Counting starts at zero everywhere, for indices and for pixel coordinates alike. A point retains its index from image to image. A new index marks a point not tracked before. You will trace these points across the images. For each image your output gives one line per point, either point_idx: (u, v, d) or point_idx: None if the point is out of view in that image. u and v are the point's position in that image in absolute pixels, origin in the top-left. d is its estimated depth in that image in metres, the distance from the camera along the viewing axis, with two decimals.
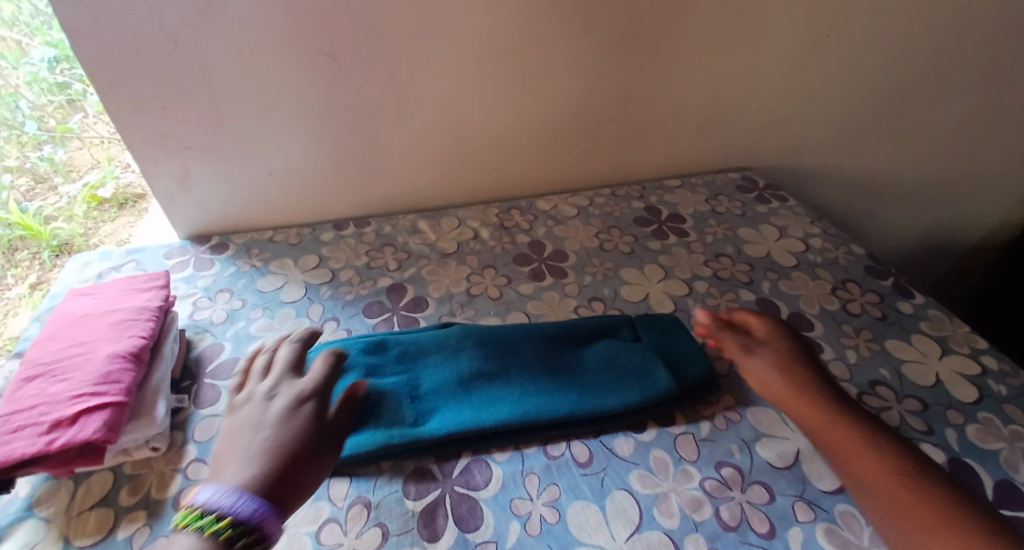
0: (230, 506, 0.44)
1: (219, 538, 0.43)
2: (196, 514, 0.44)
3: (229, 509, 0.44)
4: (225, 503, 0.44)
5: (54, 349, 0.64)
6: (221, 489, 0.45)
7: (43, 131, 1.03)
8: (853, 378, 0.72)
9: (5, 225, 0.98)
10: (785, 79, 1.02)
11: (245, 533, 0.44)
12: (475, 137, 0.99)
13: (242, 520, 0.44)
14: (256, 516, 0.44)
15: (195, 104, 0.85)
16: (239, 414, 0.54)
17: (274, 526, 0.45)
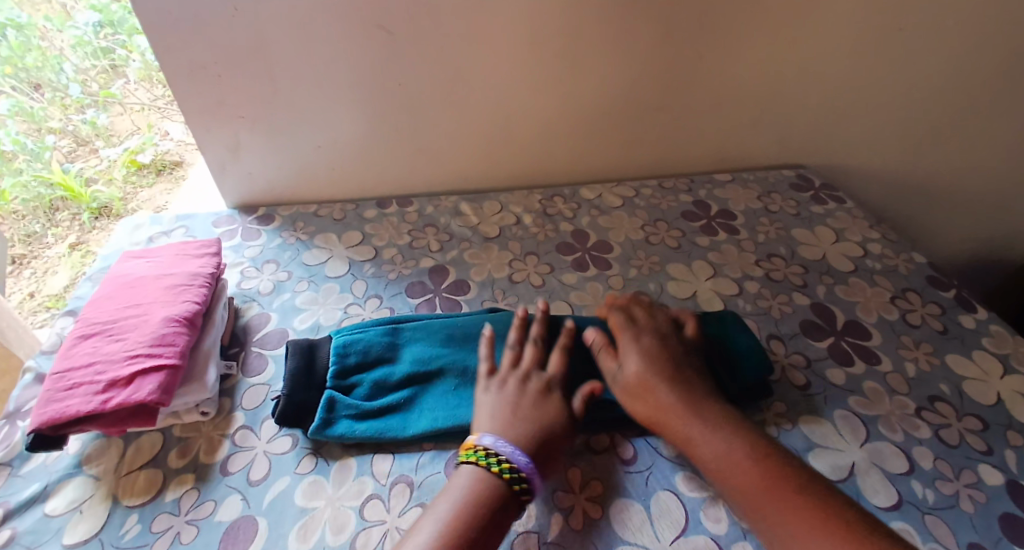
0: (510, 453, 0.53)
1: (503, 476, 0.51)
2: (480, 456, 0.53)
3: (511, 455, 0.53)
4: (507, 450, 0.53)
5: (110, 310, 0.65)
6: (511, 442, 0.54)
7: (87, 95, 1.07)
8: (911, 392, 0.69)
9: (48, 185, 1.02)
10: (853, 74, 0.97)
11: (523, 478, 0.52)
12: (523, 121, 0.97)
13: (520, 468, 0.52)
14: (530, 467, 0.52)
15: (249, 73, 0.85)
16: (485, 400, 0.60)
17: (537, 477, 0.53)
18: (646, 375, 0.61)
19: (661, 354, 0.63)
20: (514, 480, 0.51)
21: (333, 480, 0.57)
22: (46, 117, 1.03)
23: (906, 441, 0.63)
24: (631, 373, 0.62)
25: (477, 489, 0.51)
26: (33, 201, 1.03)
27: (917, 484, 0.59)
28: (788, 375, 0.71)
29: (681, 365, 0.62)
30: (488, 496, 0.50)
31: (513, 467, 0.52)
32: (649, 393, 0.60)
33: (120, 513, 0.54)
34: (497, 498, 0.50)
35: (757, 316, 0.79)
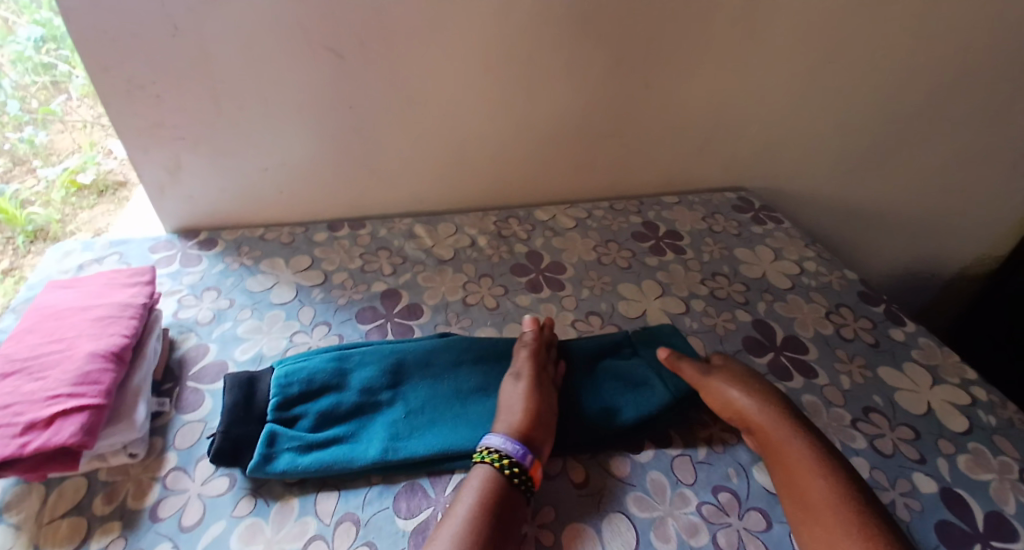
0: (506, 446, 0.58)
1: (501, 469, 0.56)
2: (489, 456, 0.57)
3: (506, 449, 0.57)
4: (507, 447, 0.57)
5: (30, 345, 0.60)
6: (500, 435, 0.59)
7: (24, 112, 0.99)
8: (847, 404, 0.72)
9: None
10: (787, 100, 1.03)
11: (518, 470, 0.56)
12: (476, 143, 0.98)
13: (515, 458, 0.57)
14: (526, 457, 0.57)
15: (192, 93, 0.82)
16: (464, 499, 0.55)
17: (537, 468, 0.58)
18: (744, 403, 0.64)
19: (745, 384, 0.66)
20: (513, 470, 0.56)
21: (273, 522, 0.54)
22: None
23: (845, 454, 0.66)
24: (736, 400, 0.65)
25: (483, 485, 0.55)
26: None
27: None
28: None
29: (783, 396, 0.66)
30: (495, 492, 0.54)
31: (509, 459, 0.56)
32: (759, 418, 0.63)
33: None
34: (502, 492, 0.54)
35: (703, 334, 0.81)
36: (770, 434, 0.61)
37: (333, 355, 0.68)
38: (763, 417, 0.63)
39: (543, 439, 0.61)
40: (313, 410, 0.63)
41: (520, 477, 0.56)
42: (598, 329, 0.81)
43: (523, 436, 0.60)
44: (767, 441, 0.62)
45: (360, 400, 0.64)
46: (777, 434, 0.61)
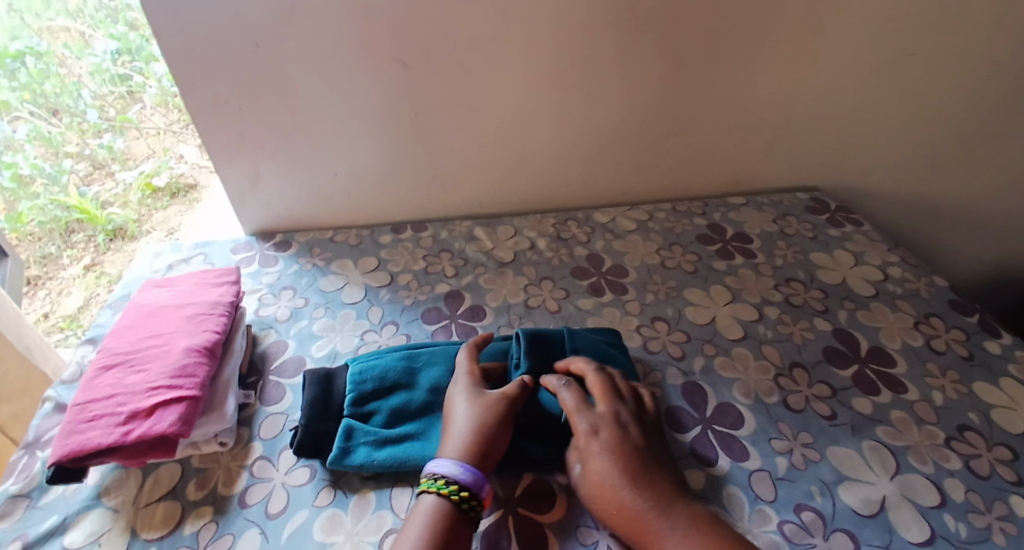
0: (456, 473, 0.53)
1: (452, 498, 0.52)
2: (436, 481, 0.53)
3: (457, 476, 0.53)
4: (451, 471, 0.53)
5: (131, 340, 0.65)
6: (451, 461, 0.54)
7: (103, 120, 1.09)
8: (940, 422, 0.67)
9: (64, 208, 1.05)
10: (865, 96, 0.97)
11: (471, 498, 0.52)
12: (538, 146, 0.98)
13: (465, 485, 0.53)
14: (478, 482, 0.53)
15: (269, 104, 0.86)
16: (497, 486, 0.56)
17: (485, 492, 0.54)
18: (609, 474, 0.55)
19: (619, 444, 0.57)
20: (464, 497, 0.52)
21: (352, 514, 0.56)
22: (63, 142, 1.05)
23: (936, 473, 0.62)
24: (594, 471, 0.56)
25: (429, 519, 0.51)
26: (50, 223, 1.05)
27: (950, 518, 0.58)
28: (810, 404, 0.70)
29: (645, 457, 0.57)
30: (441, 522, 0.51)
31: (455, 485, 0.52)
32: (612, 492, 0.54)
33: (138, 547, 0.54)
34: (450, 522, 0.51)
35: (778, 343, 0.78)
36: (631, 518, 0.52)
37: (404, 353, 0.70)
38: (638, 493, 0.54)
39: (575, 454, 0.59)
40: (386, 406, 0.64)
41: (473, 504, 0.52)
42: (666, 334, 0.80)
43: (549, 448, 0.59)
44: (635, 531, 0.52)
45: (431, 397, 0.65)
46: (641, 518, 0.52)
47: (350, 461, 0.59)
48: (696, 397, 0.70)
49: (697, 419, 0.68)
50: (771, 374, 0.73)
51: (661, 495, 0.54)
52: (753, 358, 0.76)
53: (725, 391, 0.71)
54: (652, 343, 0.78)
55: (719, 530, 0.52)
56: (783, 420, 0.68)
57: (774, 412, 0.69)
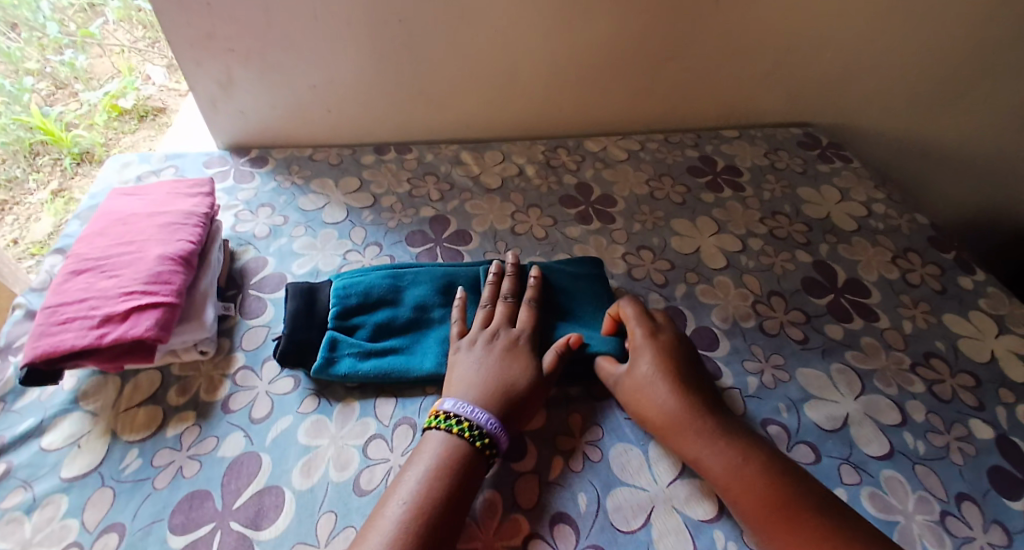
0: (481, 420, 0.52)
1: (473, 442, 0.51)
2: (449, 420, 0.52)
3: (483, 422, 0.52)
4: (467, 412, 0.52)
5: (101, 247, 0.62)
6: (480, 410, 0.53)
7: (64, 35, 1.13)
8: (908, 348, 0.70)
9: (26, 128, 1.05)
10: (872, 24, 0.93)
11: (490, 446, 0.51)
12: (529, 64, 0.93)
13: (480, 425, 0.52)
14: (500, 434, 0.52)
15: (241, 1, 0.80)
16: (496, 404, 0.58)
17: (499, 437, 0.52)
18: (652, 376, 0.58)
19: (669, 354, 0.60)
20: (484, 443, 0.51)
21: (335, 420, 0.57)
22: (23, 57, 1.08)
23: (900, 396, 0.65)
24: (634, 372, 0.59)
25: (446, 456, 0.50)
26: (11, 144, 1.05)
27: (909, 436, 0.61)
28: (786, 329, 0.71)
29: (687, 367, 0.60)
30: (450, 462, 0.49)
31: (472, 427, 0.52)
32: (648, 392, 0.57)
33: (120, 448, 0.54)
34: (467, 463, 0.50)
35: (759, 272, 0.79)
36: (669, 422, 0.55)
37: (390, 272, 0.69)
38: (674, 400, 0.56)
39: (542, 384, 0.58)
40: (372, 320, 0.64)
41: (489, 451, 0.51)
42: (651, 262, 0.80)
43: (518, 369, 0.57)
44: (671, 434, 0.55)
45: (412, 315, 0.65)
46: (678, 416, 0.55)
47: (338, 370, 0.59)
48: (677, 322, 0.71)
49: None
50: (750, 301, 0.74)
51: (696, 405, 0.56)
52: (733, 286, 0.77)
53: (705, 316, 0.73)
54: (636, 270, 0.78)
55: (738, 439, 0.53)
56: (758, 343, 0.69)
57: (750, 335, 0.70)
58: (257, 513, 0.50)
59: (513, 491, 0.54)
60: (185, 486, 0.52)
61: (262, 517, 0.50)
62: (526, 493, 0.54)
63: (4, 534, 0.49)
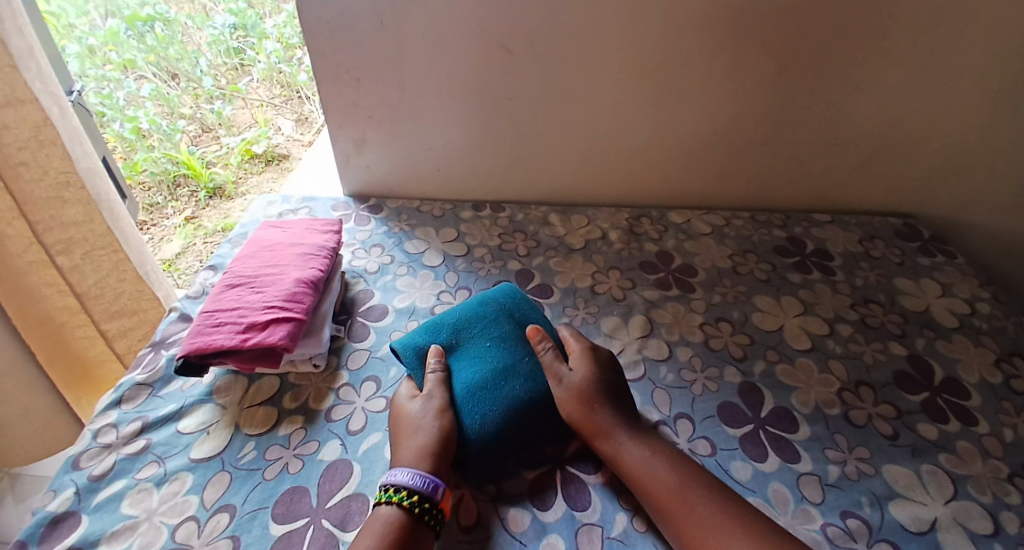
0: (406, 480, 0.54)
1: (403, 505, 0.52)
2: (390, 493, 0.54)
3: (409, 482, 0.54)
4: (403, 481, 0.54)
5: (251, 266, 0.75)
6: (404, 469, 0.55)
7: (216, 88, 1.65)
8: (1008, 457, 0.65)
9: (174, 163, 1.48)
10: (980, 125, 0.93)
11: (424, 502, 0.53)
12: (619, 140, 1.01)
13: (418, 490, 0.53)
14: (429, 486, 0.54)
15: (382, 77, 0.96)
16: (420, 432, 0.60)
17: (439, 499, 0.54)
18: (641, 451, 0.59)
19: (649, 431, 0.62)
20: (414, 501, 0.53)
21: None
22: (179, 103, 1.59)
23: (994, 505, 0.61)
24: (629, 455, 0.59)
25: (383, 526, 0.51)
26: (160, 175, 1.48)
27: (1001, 548, 0.57)
28: (874, 421, 0.69)
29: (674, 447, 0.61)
30: (396, 528, 0.51)
31: (407, 492, 0.53)
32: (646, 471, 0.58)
33: (240, 439, 0.63)
34: (406, 528, 0.51)
35: (846, 359, 0.78)
36: (667, 492, 0.56)
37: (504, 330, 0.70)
38: (665, 471, 0.57)
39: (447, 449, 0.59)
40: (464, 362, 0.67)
41: (426, 508, 0.53)
42: (729, 336, 0.81)
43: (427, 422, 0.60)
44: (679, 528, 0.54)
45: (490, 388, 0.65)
46: (668, 487, 0.56)
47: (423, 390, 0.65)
48: (752, 398, 0.72)
49: (751, 418, 0.69)
50: (834, 387, 0.73)
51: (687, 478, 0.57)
52: (816, 369, 0.76)
53: (784, 396, 0.72)
54: (714, 341, 0.80)
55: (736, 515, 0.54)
56: (841, 432, 0.68)
57: (833, 423, 0.69)
58: (345, 515, 0.56)
59: (573, 538, 0.56)
60: (288, 481, 0.59)
61: (349, 520, 0.55)
62: (587, 541, 0.56)
63: (135, 500, 0.58)
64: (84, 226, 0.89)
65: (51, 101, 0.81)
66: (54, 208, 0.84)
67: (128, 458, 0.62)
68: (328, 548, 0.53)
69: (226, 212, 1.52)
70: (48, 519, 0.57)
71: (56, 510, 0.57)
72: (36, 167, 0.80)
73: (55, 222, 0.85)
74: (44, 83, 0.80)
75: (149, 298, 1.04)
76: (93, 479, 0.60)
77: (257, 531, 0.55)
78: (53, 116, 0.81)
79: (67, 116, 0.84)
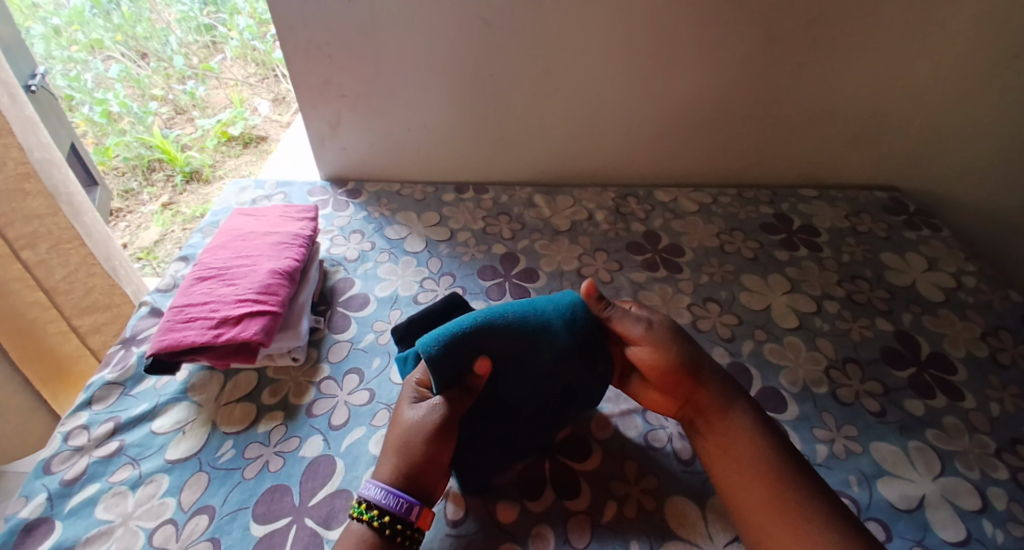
0: (377, 496, 0.51)
1: (374, 525, 0.50)
2: (363, 510, 0.51)
3: (380, 501, 0.51)
4: (375, 496, 0.51)
5: (223, 257, 0.72)
6: (378, 483, 0.52)
7: (188, 68, 1.57)
8: (993, 432, 0.66)
9: (148, 147, 1.44)
10: (967, 95, 0.91)
11: (398, 522, 0.50)
12: (604, 117, 0.98)
13: (390, 510, 0.50)
14: (403, 505, 0.51)
15: (357, 56, 0.92)
16: (394, 434, 0.55)
17: (417, 518, 0.51)
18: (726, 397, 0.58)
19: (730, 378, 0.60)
20: (385, 521, 0.50)
21: None
22: (150, 85, 1.53)
23: (981, 480, 0.61)
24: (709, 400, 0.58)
25: (356, 545, 0.49)
26: (133, 160, 1.45)
27: (987, 523, 0.57)
28: (861, 399, 0.69)
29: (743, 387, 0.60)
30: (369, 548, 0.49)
31: (378, 511, 0.51)
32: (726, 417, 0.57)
33: (217, 437, 0.61)
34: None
35: (834, 337, 0.77)
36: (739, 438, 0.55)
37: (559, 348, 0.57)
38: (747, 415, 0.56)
39: (431, 473, 0.53)
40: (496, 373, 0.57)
41: (399, 528, 0.50)
42: (718, 316, 0.80)
43: (421, 441, 0.53)
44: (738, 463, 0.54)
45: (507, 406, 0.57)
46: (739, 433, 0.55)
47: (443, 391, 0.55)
48: (741, 379, 0.71)
49: None
50: (822, 366, 0.73)
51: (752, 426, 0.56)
52: (803, 348, 0.76)
53: (773, 376, 0.72)
54: (702, 322, 0.79)
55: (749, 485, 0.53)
56: (829, 411, 0.68)
57: (821, 402, 0.69)
58: (329, 513, 0.54)
59: (563, 531, 0.55)
60: (269, 480, 0.57)
61: (333, 517, 0.54)
62: (578, 533, 0.55)
63: (109, 504, 0.56)
64: (48, 217, 0.85)
65: None
66: (13, 202, 0.80)
67: (100, 460, 0.59)
68: (312, 547, 0.52)
69: (205, 197, 1.46)
70: (19, 526, 0.54)
71: (27, 517, 0.55)
72: None
73: (16, 215, 0.80)
74: None
75: (121, 292, 1.01)
76: (64, 484, 0.57)
77: (238, 533, 0.53)
78: (4, 104, 0.76)
79: (18, 103, 0.79)
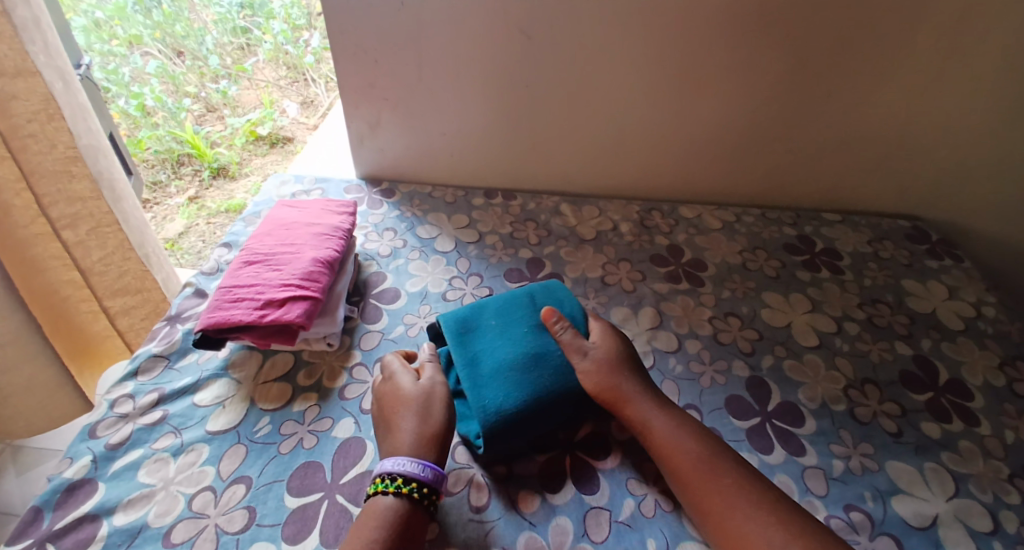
0: (398, 467, 0.54)
1: (403, 493, 0.53)
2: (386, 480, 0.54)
3: (403, 470, 0.54)
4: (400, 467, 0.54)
5: (269, 244, 0.75)
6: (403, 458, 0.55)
7: (222, 68, 1.64)
8: (1008, 458, 0.66)
9: (179, 141, 1.49)
10: (993, 130, 0.93)
11: (423, 487, 0.53)
12: (633, 131, 1.01)
13: (417, 478, 0.54)
14: (429, 473, 0.54)
15: (398, 62, 0.96)
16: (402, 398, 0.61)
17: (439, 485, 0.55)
18: None
19: None
20: (412, 487, 0.53)
21: None
22: (185, 82, 1.60)
23: (994, 504, 0.62)
24: None
25: (384, 510, 0.52)
26: (163, 153, 1.50)
27: (999, 545, 0.58)
28: (878, 419, 0.70)
29: None
30: (398, 514, 0.52)
31: (400, 478, 0.53)
32: None
33: (255, 413, 0.64)
34: (406, 514, 0.52)
35: (852, 356, 0.78)
36: None
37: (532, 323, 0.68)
38: None
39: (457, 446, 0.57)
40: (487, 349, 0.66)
41: (425, 493, 0.53)
42: (738, 330, 0.82)
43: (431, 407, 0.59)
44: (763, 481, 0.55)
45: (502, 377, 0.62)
46: None
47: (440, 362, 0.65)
48: (760, 392, 0.73)
49: (757, 411, 0.70)
50: (840, 385, 0.74)
51: None
52: (823, 367, 0.77)
53: (792, 392, 0.73)
54: (722, 335, 0.81)
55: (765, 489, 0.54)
56: (846, 427, 0.69)
57: (839, 418, 0.70)
58: (359, 491, 0.57)
59: (581, 519, 0.57)
60: (304, 455, 0.60)
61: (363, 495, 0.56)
62: (596, 525, 0.57)
63: (151, 469, 0.59)
64: (91, 201, 0.89)
65: (54, 75, 0.80)
66: (63, 181, 0.84)
67: (145, 428, 0.62)
68: (342, 522, 0.54)
69: (230, 193, 1.52)
70: (64, 485, 0.57)
71: (72, 477, 0.58)
72: (44, 140, 0.80)
73: (62, 196, 0.85)
74: (49, 58, 0.80)
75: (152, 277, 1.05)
76: (111, 447, 0.61)
77: (272, 503, 0.56)
78: (56, 91, 0.81)
79: (70, 90, 0.84)
